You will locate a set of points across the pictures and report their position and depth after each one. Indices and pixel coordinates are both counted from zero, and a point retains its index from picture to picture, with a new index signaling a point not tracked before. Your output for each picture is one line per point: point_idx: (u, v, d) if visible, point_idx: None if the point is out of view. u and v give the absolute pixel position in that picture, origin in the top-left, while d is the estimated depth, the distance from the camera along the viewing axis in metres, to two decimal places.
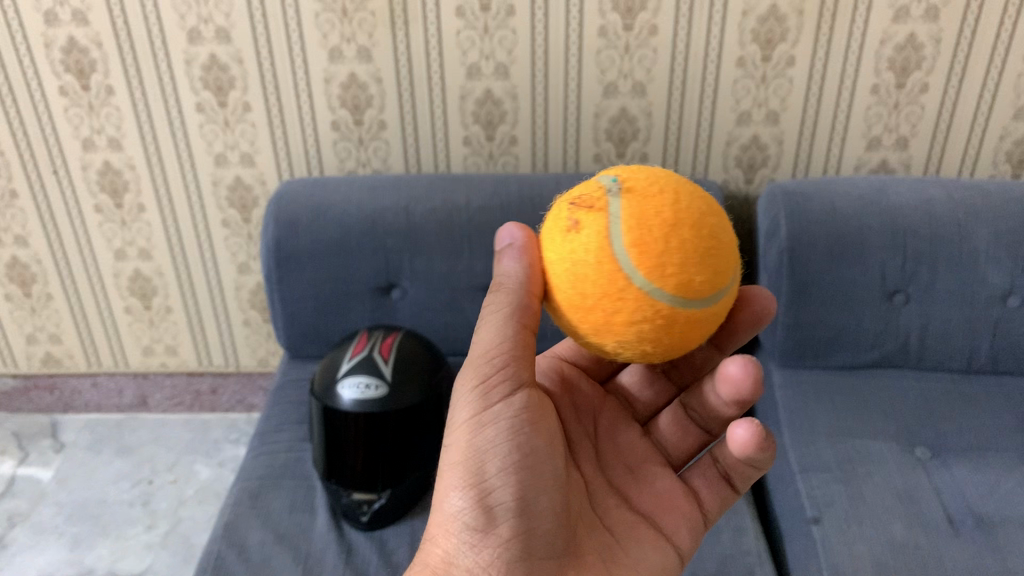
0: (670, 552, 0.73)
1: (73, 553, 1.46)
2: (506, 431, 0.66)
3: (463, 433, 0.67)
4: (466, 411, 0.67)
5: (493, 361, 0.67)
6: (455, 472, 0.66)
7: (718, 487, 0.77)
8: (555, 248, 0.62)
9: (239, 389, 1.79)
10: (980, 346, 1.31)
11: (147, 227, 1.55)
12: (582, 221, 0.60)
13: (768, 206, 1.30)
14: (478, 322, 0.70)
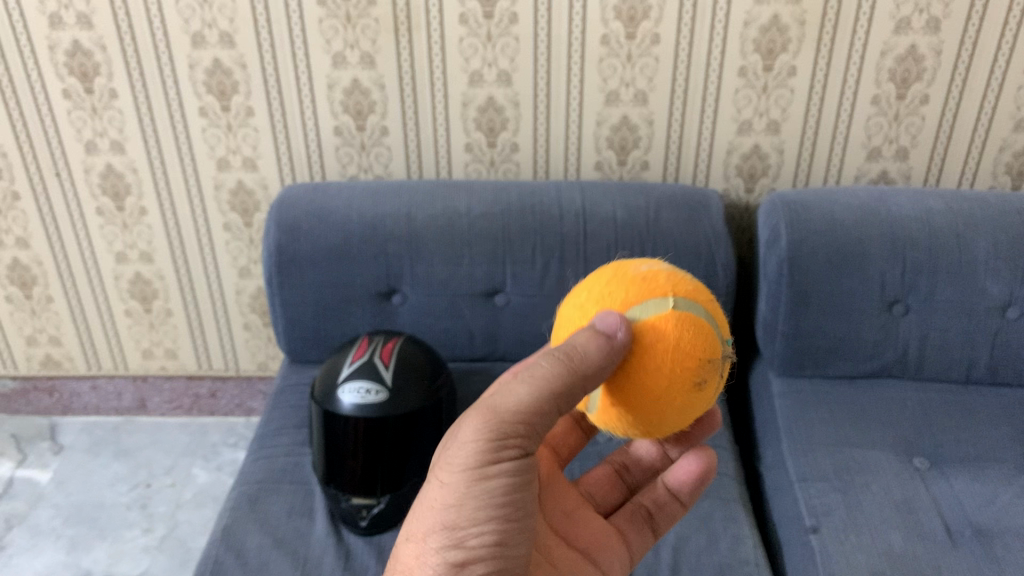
0: None
1: (70, 555, 1.46)
2: (506, 487, 0.63)
3: (455, 478, 0.64)
4: (463, 460, 0.63)
5: (510, 425, 0.63)
6: (447, 511, 0.64)
7: (645, 526, 0.81)
8: (676, 387, 0.61)
9: (238, 393, 1.79)
10: (979, 357, 1.32)
11: (148, 230, 1.55)
12: (709, 381, 0.63)
13: (768, 214, 1.31)
14: (517, 373, 0.65)
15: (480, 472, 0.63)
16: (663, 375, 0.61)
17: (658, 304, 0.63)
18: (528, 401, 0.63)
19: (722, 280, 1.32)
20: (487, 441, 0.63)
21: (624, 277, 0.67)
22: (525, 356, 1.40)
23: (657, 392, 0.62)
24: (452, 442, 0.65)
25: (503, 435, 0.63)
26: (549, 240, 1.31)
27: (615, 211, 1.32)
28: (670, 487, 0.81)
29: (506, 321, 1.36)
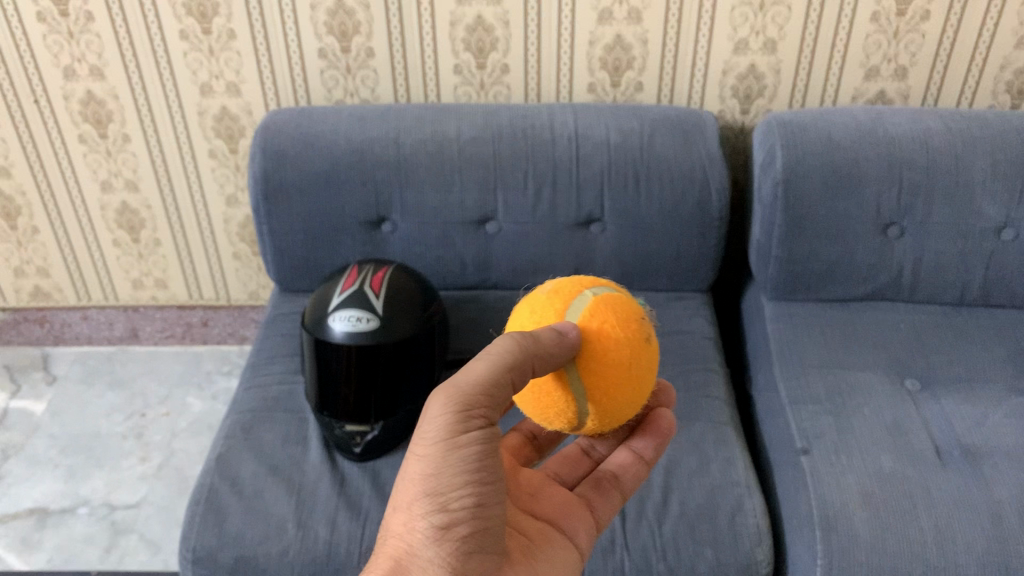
0: (577, 554, 0.74)
1: (69, 485, 1.47)
2: (479, 453, 0.65)
3: (432, 450, 0.64)
4: (438, 432, 0.64)
5: (479, 400, 0.65)
6: (425, 481, 0.64)
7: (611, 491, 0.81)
8: (636, 354, 0.71)
9: (231, 322, 1.78)
10: (973, 279, 1.31)
11: (132, 158, 1.52)
12: (649, 337, 0.73)
13: (764, 137, 1.29)
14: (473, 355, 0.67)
15: (455, 442, 0.64)
16: (623, 349, 0.69)
17: (585, 300, 0.72)
18: (496, 388, 0.66)
19: (716, 204, 1.30)
20: (460, 415, 0.64)
21: (540, 298, 0.75)
22: (517, 283, 1.39)
23: (621, 368, 0.70)
24: (421, 422, 0.66)
25: (473, 412, 0.65)
26: (540, 165, 1.29)
27: (608, 134, 1.30)
28: (633, 449, 0.84)
29: (498, 248, 1.34)
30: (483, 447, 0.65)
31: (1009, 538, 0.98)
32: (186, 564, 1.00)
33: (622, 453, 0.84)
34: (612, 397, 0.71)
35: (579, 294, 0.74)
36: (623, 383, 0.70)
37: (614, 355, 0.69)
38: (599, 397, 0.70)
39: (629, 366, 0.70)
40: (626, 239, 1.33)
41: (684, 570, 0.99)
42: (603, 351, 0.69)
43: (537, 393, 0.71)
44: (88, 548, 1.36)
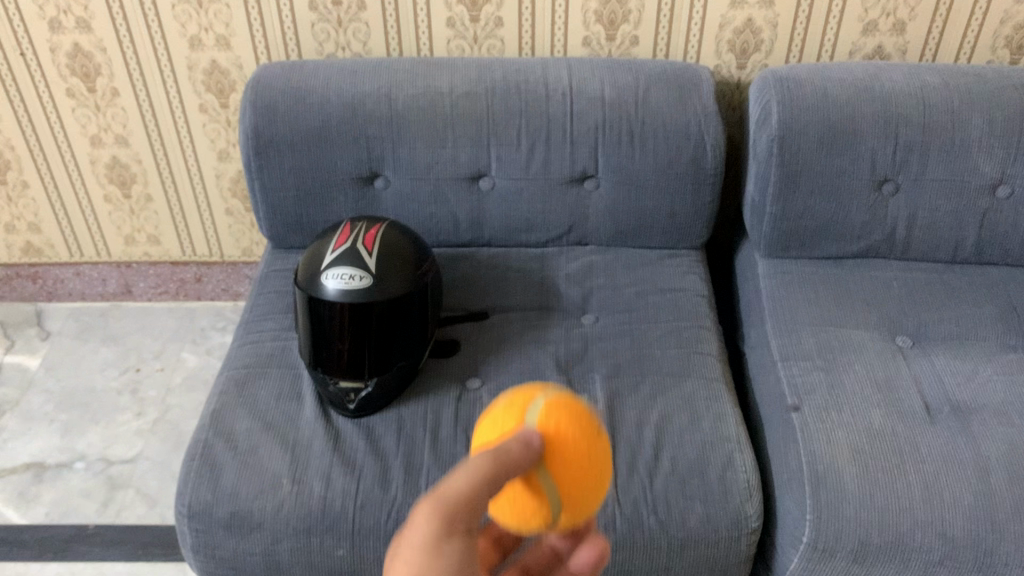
0: None
1: (65, 440, 1.48)
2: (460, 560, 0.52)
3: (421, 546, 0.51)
4: (431, 522, 0.52)
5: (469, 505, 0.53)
6: None
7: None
8: (587, 442, 0.63)
9: (224, 278, 1.77)
10: (967, 236, 1.31)
11: (122, 112, 1.50)
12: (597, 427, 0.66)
13: (760, 92, 1.28)
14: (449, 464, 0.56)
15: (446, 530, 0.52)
16: (579, 442, 0.62)
17: (535, 401, 0.64)
18: (483, 499, 0.54)
19: (711, 160, 1.29)
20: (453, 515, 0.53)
21: (497, 413, 0.67)
22: (511, 240, 1.39)
23: (579, 469, 0.62)
24: (404, 526, 0.54)
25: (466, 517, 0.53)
26: (534, 120, 1.27)
27: (602, 89, 1.29)
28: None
29: (491, 205, 1.34)
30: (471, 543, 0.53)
31: (995, 494, 1.00)
32: (182, 519, 1.01)
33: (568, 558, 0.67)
34: (578, 490, 0.62)
35: (528, 396, 0.66)
36: (580, 484, 0.62)
37: (572, 447, 0.61)
38: (568, 489, 0.61)
39: (587, 455, 0.62)
40: (620, 196, 1.32)
41: (675, 524, 1.00)
42: (557, 445, 0.61)
43: (516, 504, 0.61)
44: (85, 502, 1.38)
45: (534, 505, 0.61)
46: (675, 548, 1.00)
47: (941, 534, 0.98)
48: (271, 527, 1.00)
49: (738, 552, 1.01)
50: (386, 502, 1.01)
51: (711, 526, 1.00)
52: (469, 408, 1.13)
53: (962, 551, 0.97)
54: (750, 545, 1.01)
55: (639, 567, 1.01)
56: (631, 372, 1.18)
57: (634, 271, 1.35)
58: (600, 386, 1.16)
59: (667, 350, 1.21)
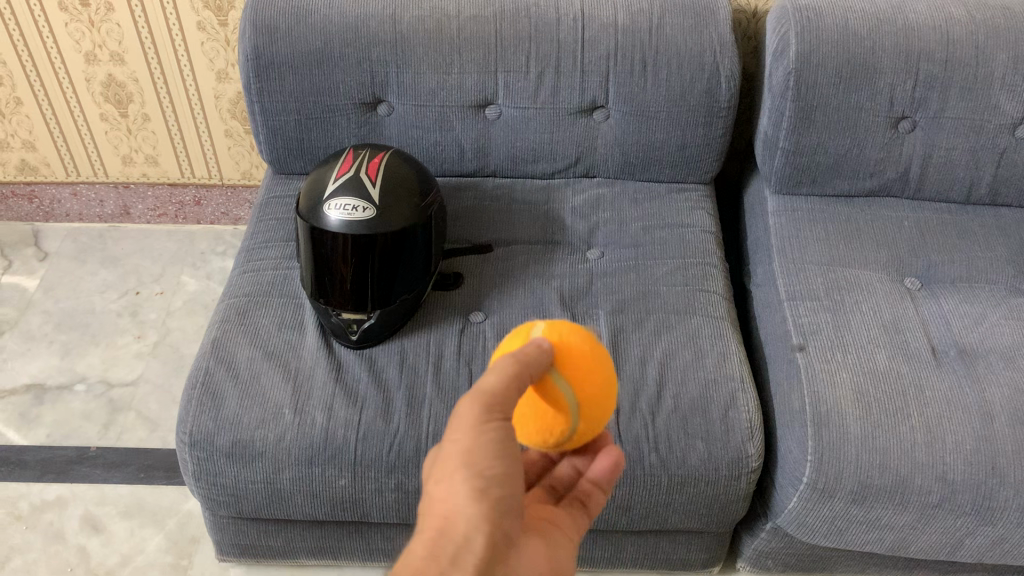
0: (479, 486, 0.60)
1: (65, 361, 1.48)
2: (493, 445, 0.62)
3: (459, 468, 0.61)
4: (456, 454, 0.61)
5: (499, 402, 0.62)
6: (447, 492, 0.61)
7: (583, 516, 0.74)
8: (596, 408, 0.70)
9: (224, 202, 1.74)
10: (982, 176, 1.28)
11: (117, 28, 1.44)
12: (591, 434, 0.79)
13: (778, 21, 1.23)
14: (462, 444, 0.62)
15: (474, 470, 0.61)
16: (592, 378, 0.68)
17: (539, 326, 0.71)
18: (512, 391, 0.62)
19: (725, 92, 1.26)
20: (480, 417, 0.62)
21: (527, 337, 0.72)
22: (517, 171, 1.36)
23: (597, 387, 0.68)
24: (446, 431, 0.63)
25: (494, 416, 0.62)
26: (544, 46, 1.23)
27: (615, 15, 1.24)
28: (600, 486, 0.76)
29: (498, 134, 1.30)
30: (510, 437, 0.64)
31: (997, 438, 1.00)
32: (184, 447, 1.01)
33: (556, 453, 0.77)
34: (589, 386, 0.67)
35: (531, 326, 0.72)
36: (598, 396, 0.69)
37: (578, 359, 0.68)
38: (583, 400, 0.68)
39: (590, 353, 0.69)
40: (629, 127, 1.29)
41: (675, 461, 1.00)
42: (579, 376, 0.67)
43: (538, 412, 0.67)
44: (86, 425, 1.39)
45: (557, 413, 0.67)
46: (674, 484, 1.00)
47: (941, 477, 0.98)
48: (273, 455, 1.00)
49: (738, 489, 1.02)
50: (388, 434, 1.01)
51: (712, 464, 1.00)
52: (472, 342, 1.12)
53: (961, 494, 0.98)
54: (749, 483, 1.02)
55: (639, 501, 1.02)
56: (636, 308, 1.17)
57: (641, 205, 1.33)
58: (604, 321, 1.15)
59: (672, 287, 1.20)
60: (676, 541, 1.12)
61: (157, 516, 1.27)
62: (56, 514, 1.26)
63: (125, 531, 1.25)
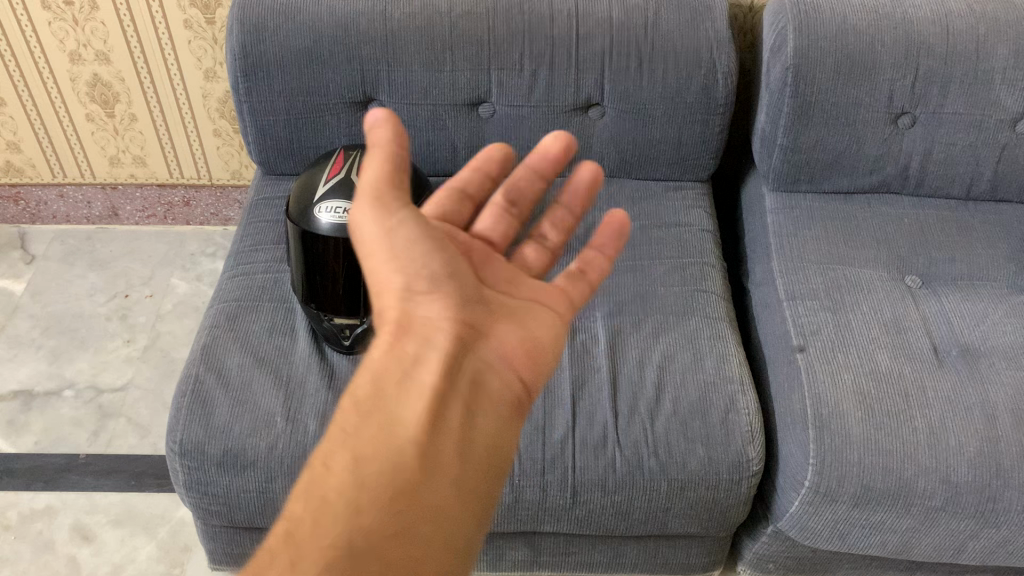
0: (398, 245, 0.65)
1: (53, 366, 1.46)
2: (406, 241, 0.66)
3: (380, 237, 0.65)
4: (388, 138, 0.62)
5: (388, 189, 0.63)
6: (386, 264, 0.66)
7: (578, 282, 0.77)
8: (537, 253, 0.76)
9: (213, 202, 1.72)
10: (982, 172, 1.27)
11: (101, 27, 1.41)
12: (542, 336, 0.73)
13: (775, 17, 1.21)
14: (371, 236, 0.65)
15: (403, 256, 0.66)
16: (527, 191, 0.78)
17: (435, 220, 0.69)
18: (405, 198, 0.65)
19: (721, 89, 1.24)
20: (374, 212, 0.64)
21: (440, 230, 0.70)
22: None
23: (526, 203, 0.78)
24: (366, 253, 0.66)
25: (389, 200, 0.63)
26: (537, 43, 1.21)
27: (610, 11, 1.22)
28: (596, 244, 0.80)
29: (492, 133, 1.28)
30: (428, 225, 0.67)
31: (1000, 440, 0.98)
32: (174, 457, 0.99)
33: (490, 211, 0.76)
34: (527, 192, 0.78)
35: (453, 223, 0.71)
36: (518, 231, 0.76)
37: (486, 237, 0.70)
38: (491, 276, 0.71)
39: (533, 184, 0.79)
40: (625, 125, 1.27)
41: (675, 466, 0.99)
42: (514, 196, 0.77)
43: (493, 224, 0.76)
44: (75, 432, 1.36)
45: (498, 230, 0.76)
46: (674, 489, 0.99)
47: (944, 480, 0.97)
48: (265, 464, 0.98)
49: (738, 494, 1.00)
50: None
51: (712, 468, 0.99)
52: None
53: (965, 497, 0.96)
54: (750, 487, 1.00)
55: (638, 506, 1.00)
56: (633, 309, 1.15)
57: (637, 204, 1.31)
58: (601, 323, 1.13)
59: (670, 287, 1.18)
60: (676, 546, 1.10)
61: (149, 524, 1.25)
62: (46, 523, 1.24)
63: (116, 540, 1.22)
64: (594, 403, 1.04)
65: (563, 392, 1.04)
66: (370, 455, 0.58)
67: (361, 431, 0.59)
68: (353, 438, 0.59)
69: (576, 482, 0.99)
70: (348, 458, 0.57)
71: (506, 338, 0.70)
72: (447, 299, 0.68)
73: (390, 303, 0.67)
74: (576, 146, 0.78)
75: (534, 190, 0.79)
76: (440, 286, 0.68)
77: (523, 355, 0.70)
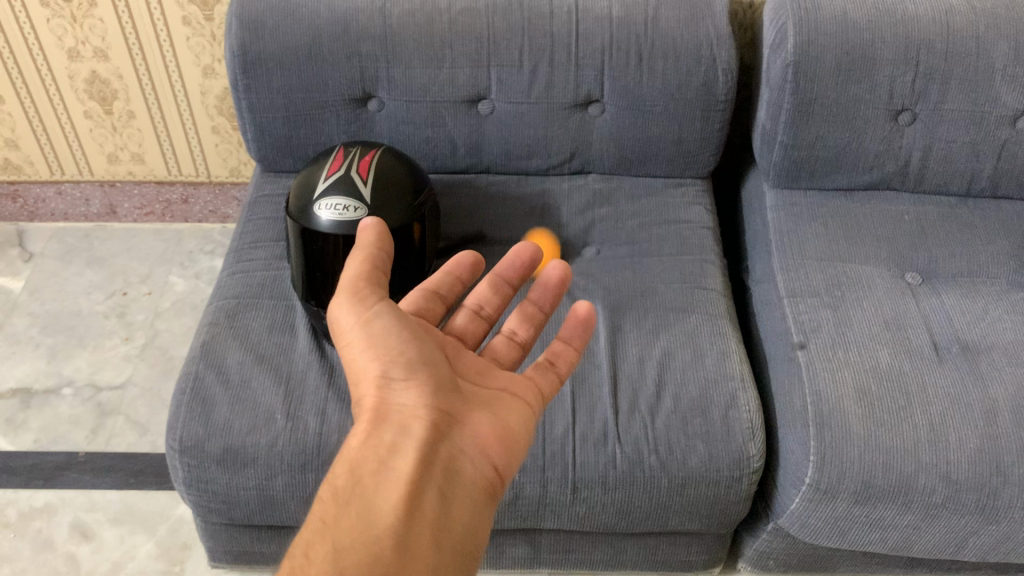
0: (386, 325, 0.69)
1: (52, 365, 1.46)
2: (385, 328, 0.69)
3: (356, 328, 0.68)
4: (371, 237, 0.70)
5: (364, 282, 0.69)
6: (363, 354, 0.69)
7: (548, 373, 0.80)
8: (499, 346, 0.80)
9: (212, 200, 1.72)
10: (982, 169, 1.27)
11: (100, 24, 1.41)
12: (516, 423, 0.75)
13: (775, 13, 1.21)
14: (351, 327, 0.69)
15: (382, 339, 0.69)
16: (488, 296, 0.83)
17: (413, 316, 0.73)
18: (382, 290, 0.70)
19: (721, 86, 1.23)
20: (353, 301, 0.68)
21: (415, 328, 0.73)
22: (511, 167, 1.33)
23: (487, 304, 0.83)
24: (347, 348, 0.70)
25: (367, 294, 0.68)
26: (537, 40, 1.21)
27: (610, 8, 1.22)
28: (563, 337, 0.83)
29: (491, 129, 1.28)
30: (402, 314, 0.71)
31: (1001, 436, 0.98)
32: (173, 454, 0.99)
33: (460, 315, 0.82)
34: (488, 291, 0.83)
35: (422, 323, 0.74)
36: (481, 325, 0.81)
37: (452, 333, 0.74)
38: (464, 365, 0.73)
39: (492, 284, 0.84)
40: (625, 122, 1.27)
41: (676, 463, 0.98)
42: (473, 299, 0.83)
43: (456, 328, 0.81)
44: (74, 429, 1.36)
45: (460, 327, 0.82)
46: (675, 486, 0.99)
47: (944, 476, 0.97)
48: (265, 462, 0.98)
49: (739, 491, 1.00)
50: None
51: (713, 465, 0.99)
52: None
53: (965, 493, 0.96)
54: (751, 484, 1.00)
55: (639, 504, 1.00)
56: (633, 306, 1.15)
57: (637, 201, 1.31)
58: (602, 320, 1.13)
59: (670, 284, 1.18)
60: (676, 543, 1.10)
61: (148, 522, 1.25)
62: (45, 521, 1.24)
63: (115, 538, 1.22)
64: (595, 400, 1.03)
65: (564, 389, 1.04)
66: (348, 547, 0.59)
67: (339, 522, 0.61)
68: (331, 529, 0.60)
69: (576, 479, 0.98)
70: (325, 548, 0.59)
71: (480, 424, 0.71)
72: (421, 387, 0.69)
73: (368, 390, 0.69)
74: (541, 254, 0.85)
75: (502, 296, 0.84)
76: (415, 372, 0.70)
77: (499, 442, 0.71)
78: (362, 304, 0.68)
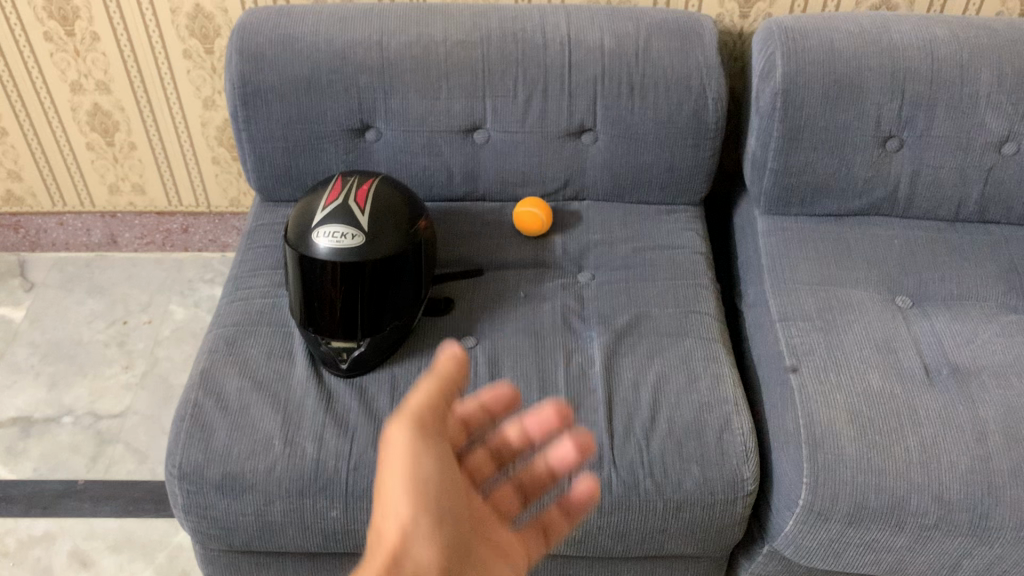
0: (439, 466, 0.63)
1: (52, 393, 1.47)
2: (432, 475, 0.62)
3: (406, 458, 0.61)
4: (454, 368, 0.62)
5: (430, 415, 0.62)
6: (401, 493, 0.61)
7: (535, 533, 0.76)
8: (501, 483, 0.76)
9: (212, 229, 1.73)
10: (970, 194, 1.29)
11: (102, 57, 1.44)
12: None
13: (763, 43, 1.24)
14: (397, 459, 0.61)
15: (426, 481, 0.62)
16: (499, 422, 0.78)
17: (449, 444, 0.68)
18: (441, 429, 0.63)
19: (712, 114, 1.26)
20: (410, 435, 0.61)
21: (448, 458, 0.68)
22: (506, 195, 1.35)
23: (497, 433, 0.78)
24: (385, 467, 0.61)
25: (429, 423, 0.62)
26: (532, 71, 1.24)
27: (602, 38, 1.24)
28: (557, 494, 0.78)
29: (487, 158, 1.30)
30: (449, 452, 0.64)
31: (992, 457, 0.99)
32: (173, 480, 1.00)
33: None
34: None
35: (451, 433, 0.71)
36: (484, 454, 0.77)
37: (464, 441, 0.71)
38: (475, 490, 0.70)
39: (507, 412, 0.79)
40: (618, 150, 1.29)
41: (671, 486, 0.99)
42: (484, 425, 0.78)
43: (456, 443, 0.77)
44: (73, 457, 1.37)
45: None
46: (670, 510, 0.99)
47: (937, 497, 0.98)
48: (263, 487, 0.98)
49: (733, 514, 1.01)
50: None
51: (708, 488, 1.00)
52: None
53: (958, 514, 0.97)
54: (745, 507, 1.01)
55: (634, 528, 1.01)
56: (628, 331, 1.16)
57: (631, 227, 1.32)
58: (597, 345, 1.14)
59: (664, 309, 1.19)
60: (672, 567, 1.10)
61: (147, 549, 1.25)
62: (44, 549, 1.25)
63: (114, 566, 1.23)
64: (590, 424, 1.05)
65: None
66: None
67: None
68: None
69: None
70: None
71: None
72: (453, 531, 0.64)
73: (391, 530, 0.61)
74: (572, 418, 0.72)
75: None
76: (452, 513, 0.64)
77: None
78: (420, 438, 0.61)
